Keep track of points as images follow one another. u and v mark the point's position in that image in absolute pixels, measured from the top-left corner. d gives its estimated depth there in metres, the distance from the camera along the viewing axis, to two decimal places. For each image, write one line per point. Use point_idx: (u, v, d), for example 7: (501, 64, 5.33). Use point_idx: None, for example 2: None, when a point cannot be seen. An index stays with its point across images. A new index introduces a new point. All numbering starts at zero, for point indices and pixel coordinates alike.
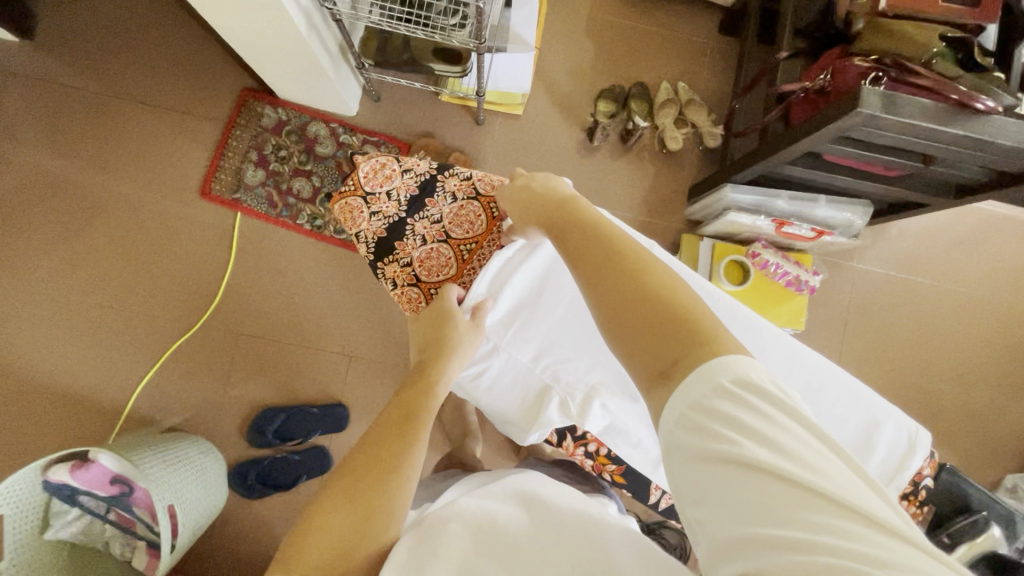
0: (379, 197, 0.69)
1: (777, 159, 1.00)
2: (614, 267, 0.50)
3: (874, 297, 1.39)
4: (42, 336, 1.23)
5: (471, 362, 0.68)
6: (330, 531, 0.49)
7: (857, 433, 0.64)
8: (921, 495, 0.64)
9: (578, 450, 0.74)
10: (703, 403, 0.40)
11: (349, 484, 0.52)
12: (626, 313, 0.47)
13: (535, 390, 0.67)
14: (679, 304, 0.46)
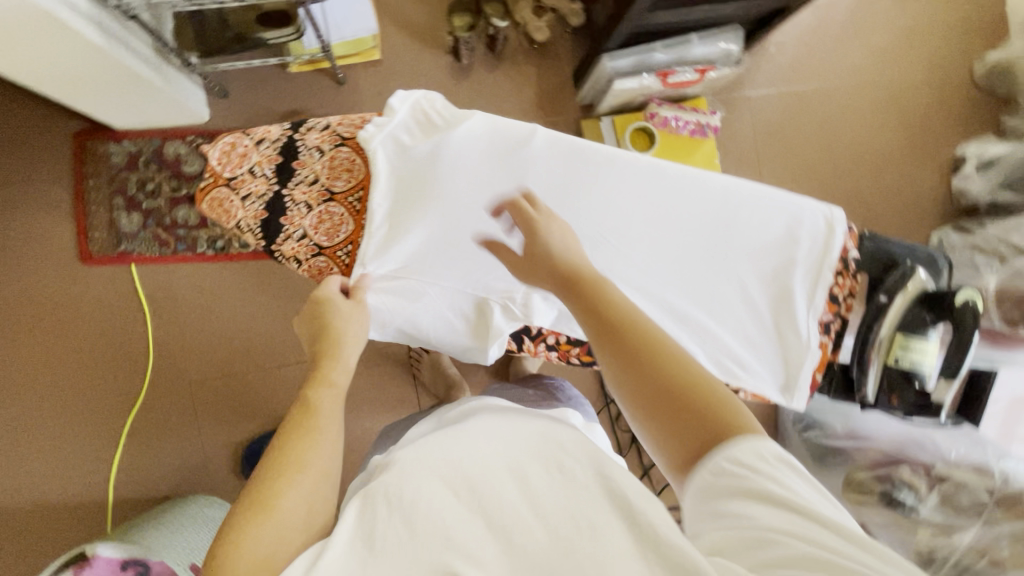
0: (244, 179, 0.59)
1: (639, 9, 0.99)
2: (630, 350, 0.48)
3: (774, 117, 1.44)
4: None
5: (397, 309, 0.62)
6: (246, 554, 0.42)
7: (782, 233, 0.66)
8: (853, 267, 0.68)
9: (539, 347, 0.69)
10: (725, 472, 0.42)
11: (267, 493, 0.45)
12: (644, 395, 0.46)
13: (473, 307, 0.64)
14: (688, 381, 0.46)
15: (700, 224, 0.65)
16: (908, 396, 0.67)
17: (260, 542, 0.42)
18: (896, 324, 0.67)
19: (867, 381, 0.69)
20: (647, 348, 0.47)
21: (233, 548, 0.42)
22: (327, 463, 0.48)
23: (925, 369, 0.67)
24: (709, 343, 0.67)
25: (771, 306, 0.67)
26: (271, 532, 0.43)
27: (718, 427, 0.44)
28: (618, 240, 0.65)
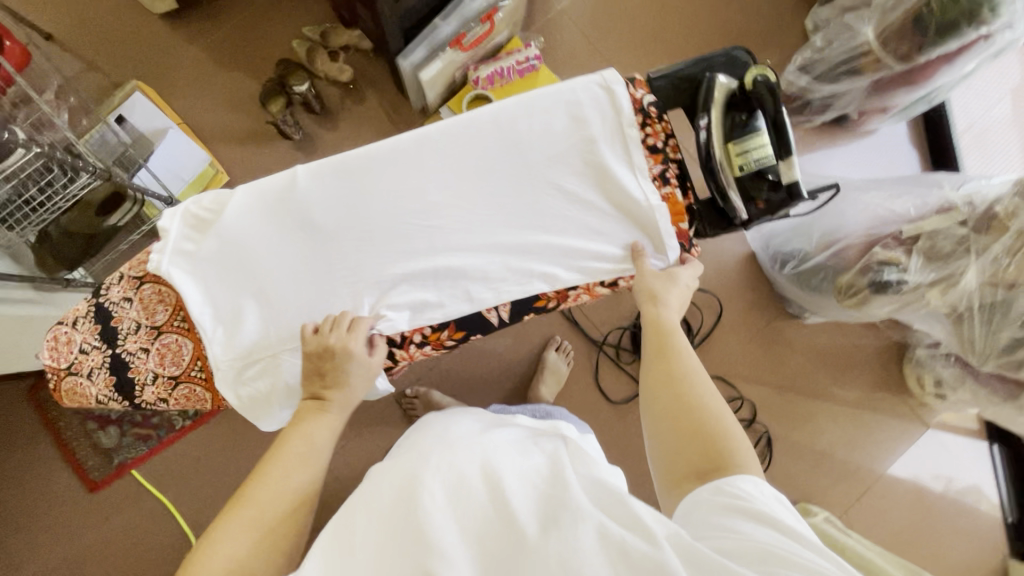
0: (80, 359, 0.61)
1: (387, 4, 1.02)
2: (669, 380, 0.61)
3: (597, 10, 1.42)
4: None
5: (265, 389, 0.62)
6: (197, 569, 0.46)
7: (568, 122, 0.65)
8: (655, 112, 0.67)
9: (413, 349, 0.66)
10: (709, 488, 0.53)
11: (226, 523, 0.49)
12: (667, 417, 0.60)
13: None
14: (705, 421, 0.58)
15: (490, 159, 0.65)
16: (767, 195, 0.64)
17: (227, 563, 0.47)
18: (724, 137, 0.65)
19: (732, 200, 0.66)
20: (681, 384, 0.61)
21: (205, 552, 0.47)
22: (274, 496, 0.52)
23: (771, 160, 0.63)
24: (563, 256, 0.66)
25: (598, 190, 0.66)
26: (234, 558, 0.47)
27: (720, 462, 0.55)
28: (426, 217, 0.64)
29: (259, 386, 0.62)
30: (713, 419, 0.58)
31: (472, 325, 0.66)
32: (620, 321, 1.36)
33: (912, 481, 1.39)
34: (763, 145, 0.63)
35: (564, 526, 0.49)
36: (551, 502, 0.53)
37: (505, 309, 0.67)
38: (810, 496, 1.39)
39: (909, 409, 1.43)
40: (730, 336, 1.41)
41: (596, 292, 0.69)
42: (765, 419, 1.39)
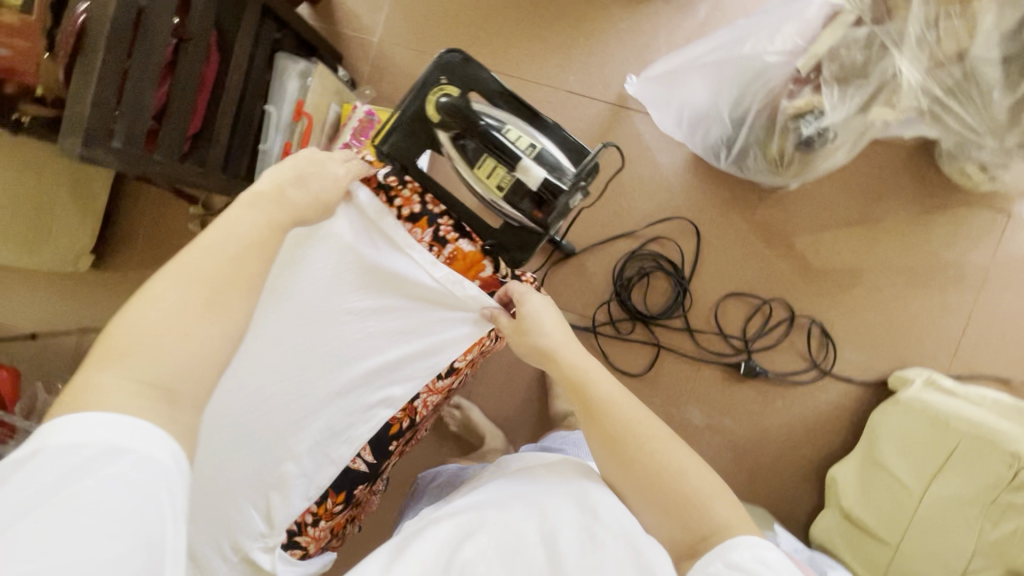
0: None
1: (197, 174, 1.02)
2: (621, 442, 0.55)
3: (410, 16, 1.31)
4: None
5: None
6: (92, 400, 0.42)
7: (328, 247, 0.66)
8: (396, 181, 0.67)
9: (313, 529, 0.71)
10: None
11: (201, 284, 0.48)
12: (632, 474, 0.55)
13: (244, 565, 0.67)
14: (669, 484, 0.53)
15: (279, 323, 0.65)
16: (525, 206, 0.58)
17: (188, 345, 0.46)
18: (463, 161, 0.61)
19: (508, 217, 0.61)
20: (627, 443, 0.55)
21: (140, 351, 0.44)
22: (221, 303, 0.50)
23: (509, 170, 0.57)
24: (395, 367, 0.69)
25: (390, 291, 0.68)
26: (207, 334, 0.46)
27: (709, 526, 0.51)
28: (258, 409, 0.64)
29: None
30: (678, 479, 0.54)
31: (345, 483, 0.70)
32: (600, 295, 1.27)
33: (999, 284, 1.19)
34: (498, 157, 0.58)
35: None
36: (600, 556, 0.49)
37: (367, 450, 0.70)
38: (898, 359, 1.21)
39: (968, 209, 1.19)
40: (722, 246, 1.25)
41: (442, 385, 0.71)
42: (804, 307, 1.23)
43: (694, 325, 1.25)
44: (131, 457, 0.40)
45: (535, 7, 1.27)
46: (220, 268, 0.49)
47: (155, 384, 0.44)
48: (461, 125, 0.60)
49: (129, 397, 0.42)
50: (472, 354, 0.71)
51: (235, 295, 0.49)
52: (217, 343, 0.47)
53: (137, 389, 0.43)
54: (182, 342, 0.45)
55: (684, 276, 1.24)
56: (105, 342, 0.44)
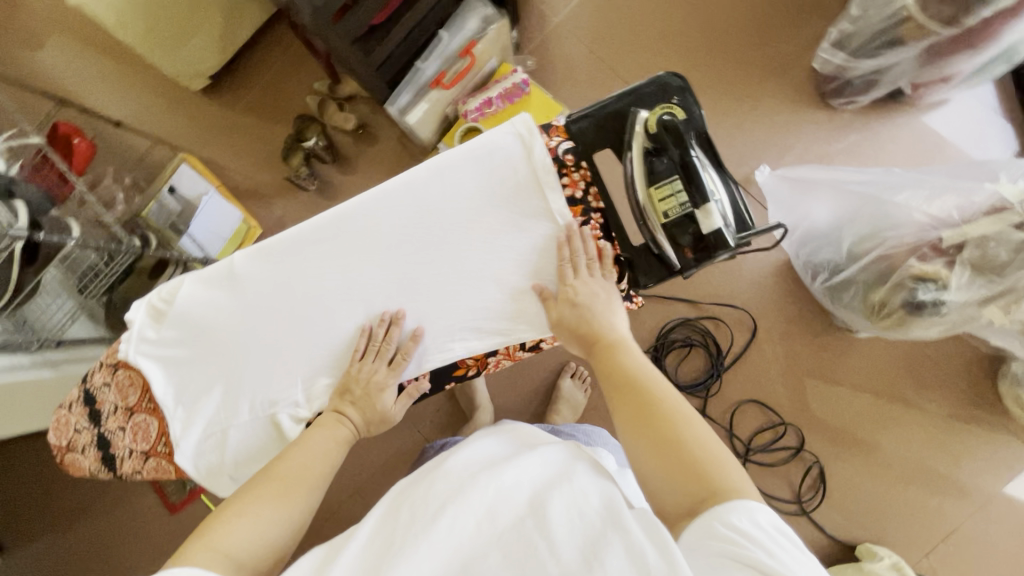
0: (75, 438, 0.71)
1: (360, 60, 1.06)
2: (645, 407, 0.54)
3: (596, 16, 1.35)
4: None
5: (213, 459, 0.68)
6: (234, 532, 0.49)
7: (482, 175, 0.63)
8: (571, 160, 0.63)
9: None
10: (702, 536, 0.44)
11: (279, 469, 0.56)
12: (650, 445, 0.51)
13: (269, 427, 0.68)
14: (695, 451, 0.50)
15: (402, 225, 0.64)
16: (688, 242, 0.59)
17: (273, 512, 0.52)
18: (646, 176, 0.60)
19: (662, 247, 0.61)
20: (656, 417, 0.53)
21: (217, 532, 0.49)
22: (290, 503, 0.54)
23: (690, 205, 0.59)
24: (484, 317, 0.66)
25: (518, 243, 0.64)
26: (280, 509, 0.53)
27: (712, 488, 0.47)
28: (349, 295, 0.66)
29: (207, 458, 0.68)
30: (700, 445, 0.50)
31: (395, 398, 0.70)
32: (639, 343, 1.29)
33: (997, 513, 1.20)
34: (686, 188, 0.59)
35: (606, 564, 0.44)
36: (584, 514, 0.48)
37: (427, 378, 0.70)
38: (874, 533, 1.22)
39: (1001, 433, 1.21)
40: (768, 354, 1.27)
41: (519, 355, 0.70)
42: (813, 445, 1.25)
43: (707, 411, 1.27)
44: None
45: (709, 63, 1.31)
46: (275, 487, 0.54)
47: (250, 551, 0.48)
48: (670, 139, 0.59)
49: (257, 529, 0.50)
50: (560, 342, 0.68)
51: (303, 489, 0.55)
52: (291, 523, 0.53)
53: (214, 552, 0.46)
54: (268, 507, 0.52)
55: (720, 364, 1.27)
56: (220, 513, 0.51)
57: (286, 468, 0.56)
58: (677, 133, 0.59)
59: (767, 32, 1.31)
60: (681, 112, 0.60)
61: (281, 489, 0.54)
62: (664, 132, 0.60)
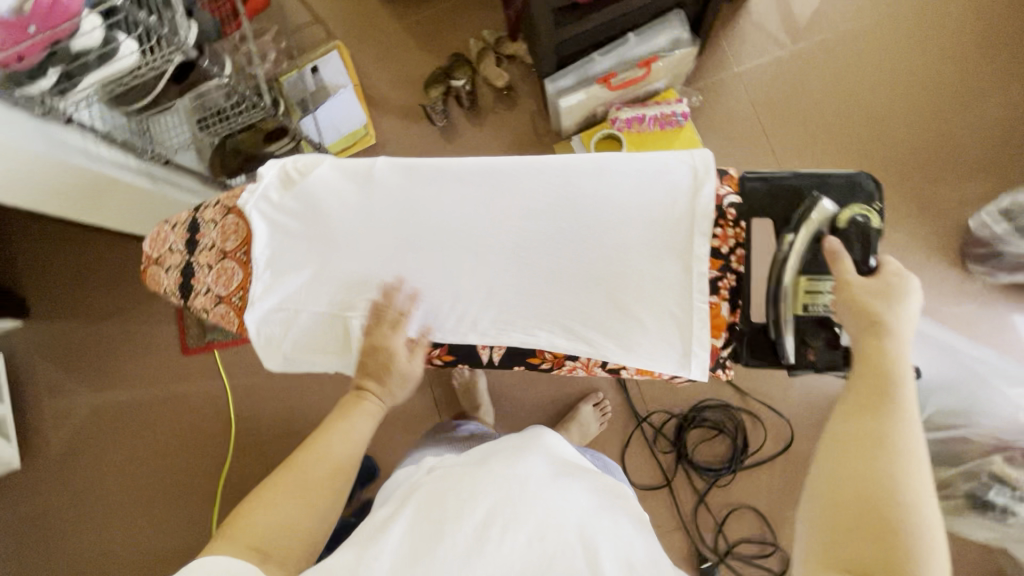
0: (166, 255, 0.73)
1: (548, 31, 1.05)
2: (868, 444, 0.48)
3: (775, 83, 1.32)
4: (120, 535, 1.46)
5: (277, 332, 0.69)
6: (258, 520, 0.53)
7: (641, 189, 0.62)
8: (732, 215, 0.61)
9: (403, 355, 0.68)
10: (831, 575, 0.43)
11: (302, 468, 0.57)
12: (852, 470, 0.47)
13: (340, 328, 0.67)
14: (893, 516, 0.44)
15: (543, 203, 0.65)
16: (818, 345, 0.58)
17: (299, 508, 0.55)
18: (802, 262, 0.57)
19: (786, 342, 0.58)
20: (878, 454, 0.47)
21: (244, 522, 0.53)
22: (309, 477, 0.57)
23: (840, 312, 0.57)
24: (581, 319, 0.63)
25: (649, 267, 0.61)
26: (306, 504, 0.56)
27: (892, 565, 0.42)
28: (465, 240, 0.66)
29: (271, 330, 0.69)
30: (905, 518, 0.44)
31: (464, 354, 0.67)
32: (672, 406, 1.27)
33: None
34: None
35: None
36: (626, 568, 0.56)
37: (500, 351, 0.68)
38: None
39: None
40: (792, 475, 1.21)
41: (596, 372, 0.65)
42: None
43: (705, 498, 1.23)
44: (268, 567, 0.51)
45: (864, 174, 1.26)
46: (298, 475, 0.57)
47: (265, 543, 0.52)
48: (854, 239, 0.57)
49: (279, 516, 0.54)
50: (643, 377, 0.64)
51: (321, 473, 0.57)
52: (314, 504, 0.56)
53: (246, 550, 0.51)
54: (295, 504, 0.55)
55: (739, 461, 1.23)
56: (245, 511, 0.54)
57: (308, 468, 0.57)
58: (867, 235, 0.57)
59: (939, 169, 1.24)
60: (877, 220, 0.58)
61: (306, 490, 0.56)
62: (843, 228, 0.57)
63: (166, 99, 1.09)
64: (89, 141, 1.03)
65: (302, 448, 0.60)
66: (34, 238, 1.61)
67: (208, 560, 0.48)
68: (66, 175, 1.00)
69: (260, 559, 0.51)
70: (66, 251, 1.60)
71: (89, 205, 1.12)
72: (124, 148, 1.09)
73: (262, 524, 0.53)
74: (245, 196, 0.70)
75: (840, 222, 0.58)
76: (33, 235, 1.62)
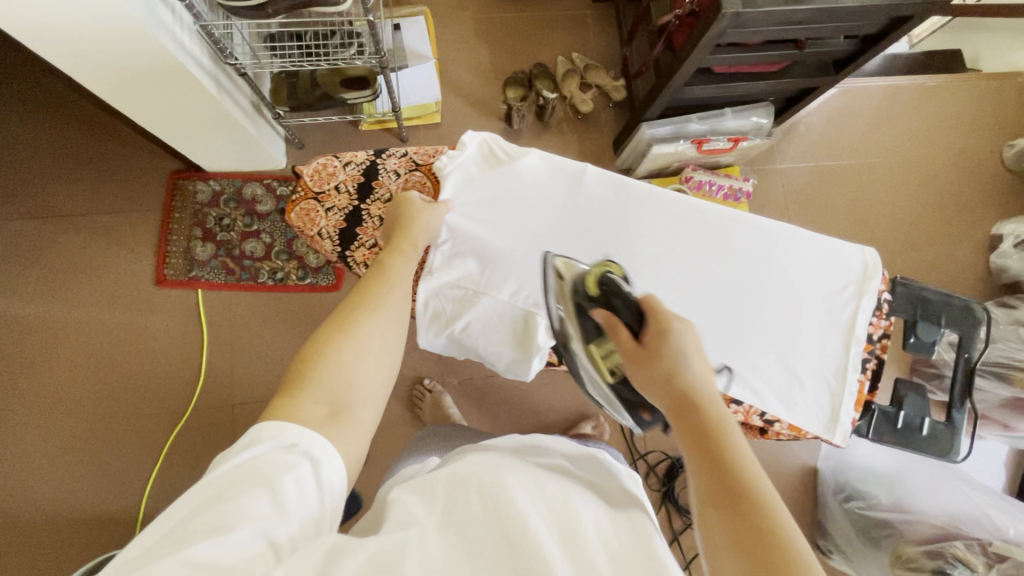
0: (330, 193, 0.65)
1: (676, 85, 1.11)
2: (743, 510, 0.38)
3: (804, 189, 1.52)
4: (10, 481, 1.18)
5: (446, 312, 0.66)
6: (327, 368, 0.47)
7: (819, 265, 0.70)
8: (885, 308, 0.71)
9: None
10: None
11: (356, 323, 0.51)
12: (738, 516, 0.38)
13: (517, 322, 0.66)
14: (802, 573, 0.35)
15: (736, 253, 0.69)
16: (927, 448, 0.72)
17: (363, 368, 0.49)
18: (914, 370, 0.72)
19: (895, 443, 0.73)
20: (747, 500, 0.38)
21: (316, 376, 0.47)
22: (375, 332, 0.51)
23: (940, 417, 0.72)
24: (750, 369, 0.67)
25: (815, 334, 0.68)
26: (370, 363, 0.50)
27: None
28: (659, 267, 0.68)
29: (441, 309, 0.66)
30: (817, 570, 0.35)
31: None
32: (669, 449, 1.35)
33: None
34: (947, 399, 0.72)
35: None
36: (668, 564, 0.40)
37: None
38: None
39: None
40: None
41: (752, 421, 0.68)
42: None
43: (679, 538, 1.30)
44: (334, 429, 0.44)
45: None
46: (375, 341, 0.51)
47: (334, 404, 0.46)
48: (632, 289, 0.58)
49: (354, 376, 0.48)
50: (789, 434, 0.69)
51: (380, 343, 0.51)
52: (373, 377, 0.50)
53: (314, 405, 0.45)
54: (359, 360, 0.49)
55: None
56: (311, 365, 0.48)
57: (365, 324, 0.51)
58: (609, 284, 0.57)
59: None
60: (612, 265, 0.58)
61: (364, 348, 0.50)
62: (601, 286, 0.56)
63: (272, 8, 0.91)
64: (179, 24, 0.88)
65: (349, 305, 0.53)
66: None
67: (270, 427, 0.43)
68: (143, 53, 0.85)
69: (332, 420, 0.45)
70: (22, 124, 1.31)
71: (140, 92, 0.94)
72: (209, 44, 0.95)
73: (335, 381, 0.47)
74: (442, 160, 0.66)
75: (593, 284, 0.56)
76: None
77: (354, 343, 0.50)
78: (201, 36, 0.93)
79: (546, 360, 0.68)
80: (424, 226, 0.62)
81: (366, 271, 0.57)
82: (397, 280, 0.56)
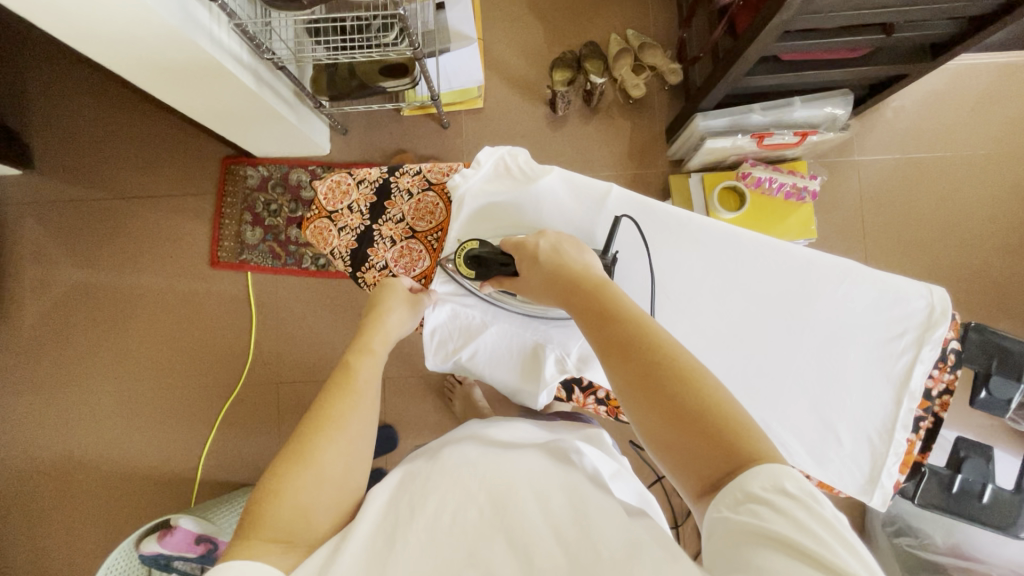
0: (343, 212, 0.67)
1: (736, 76, 1.00)
2: (652, 373, 0.44)
3: (884, 184, 1.35)
4: (90, 438, 1.33)
5: (456, 345, 0.67)
6: (287, 497, 0.47)
7: (873, 305, 0.61)
8: (952, 360, 0.61)
9: (589, 401, 0.67)
10: (729, 500, 0.38)
11: (315, 448, 0.50)
12: (642, 388, 0.44)
13: (527, 355, 0.66)
14: (699, 408, 0.42)
15: (776, 288, 0.62)
16: (984, 516, 0.63)
17: (325, 497, 0.49)
18: (984, 410, 0.64)
19: (949, 512, 0.64)
20: (653, 361, 0.45)
21: (268, 512, 0.46)
22: (334, 437, 0.51)
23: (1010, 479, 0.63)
24: (778, 419, 0.62)
25: (857, 383, 0.61)
26: (333, 488, 0.49)
27: (735, 459, 0.40)
28: (683, 304, 0.63)
29: (449, 340, 0.67)
30: (712, 407, 0.42)
31: None
32: None
33: None
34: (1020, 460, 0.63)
35: (611, 546, 0.43)
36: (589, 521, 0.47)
37: None
38: None
39: None
40: None
41: None
42: None
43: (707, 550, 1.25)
44: (297, 558, 0.45)
45: None
46: (332, 460, 0.50)
47: (288, 533, 0.46)
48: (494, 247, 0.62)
49: (310, 501, 0.48)
50: (819, 488, 0.64)
51: (337, 460, 0.50)
52: (338, 484, 0.50)
53: (270, 542, 0.45)
54: (318, 492, 0.48)
55: None
56: (261, 498, 0.47)
57: (324, 450, 0.50)
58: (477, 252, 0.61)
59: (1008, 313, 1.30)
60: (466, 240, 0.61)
61: (325, 477, 0.49)
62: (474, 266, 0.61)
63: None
64: (216, 22, 0.89)
65: (305, 426, 0.52)
66: (57, 85, 1.39)
67: (235, 564, 0.42)
68: (182, 52, 0.86)
69: (290, 552, 0.45)
70: (92, 110, 1.39)
71: (182, 86, 0.96)
72: (246, 40, 0.94)
73: (295, 503, 0.47)
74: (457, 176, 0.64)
75: (466, 269, 0.61)
76: (54, 80, 1.39)
77: (313, 464, 0.49)
78: (237, 33, 0.92)
79: (556, 395, 0.68)
80: (400, 315, 0.62)
81: (331, 377, 0.56)
82: (363, 387, 0.55)
